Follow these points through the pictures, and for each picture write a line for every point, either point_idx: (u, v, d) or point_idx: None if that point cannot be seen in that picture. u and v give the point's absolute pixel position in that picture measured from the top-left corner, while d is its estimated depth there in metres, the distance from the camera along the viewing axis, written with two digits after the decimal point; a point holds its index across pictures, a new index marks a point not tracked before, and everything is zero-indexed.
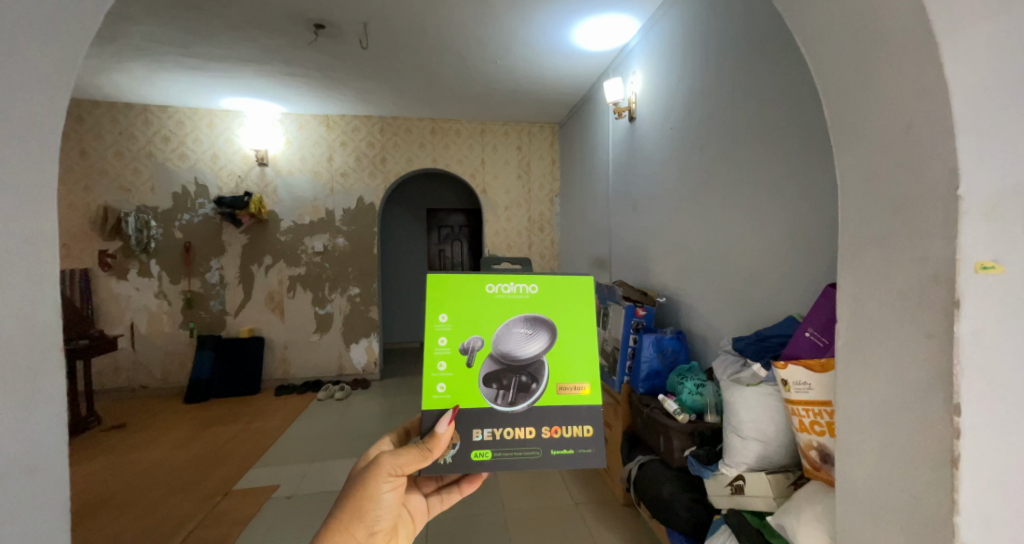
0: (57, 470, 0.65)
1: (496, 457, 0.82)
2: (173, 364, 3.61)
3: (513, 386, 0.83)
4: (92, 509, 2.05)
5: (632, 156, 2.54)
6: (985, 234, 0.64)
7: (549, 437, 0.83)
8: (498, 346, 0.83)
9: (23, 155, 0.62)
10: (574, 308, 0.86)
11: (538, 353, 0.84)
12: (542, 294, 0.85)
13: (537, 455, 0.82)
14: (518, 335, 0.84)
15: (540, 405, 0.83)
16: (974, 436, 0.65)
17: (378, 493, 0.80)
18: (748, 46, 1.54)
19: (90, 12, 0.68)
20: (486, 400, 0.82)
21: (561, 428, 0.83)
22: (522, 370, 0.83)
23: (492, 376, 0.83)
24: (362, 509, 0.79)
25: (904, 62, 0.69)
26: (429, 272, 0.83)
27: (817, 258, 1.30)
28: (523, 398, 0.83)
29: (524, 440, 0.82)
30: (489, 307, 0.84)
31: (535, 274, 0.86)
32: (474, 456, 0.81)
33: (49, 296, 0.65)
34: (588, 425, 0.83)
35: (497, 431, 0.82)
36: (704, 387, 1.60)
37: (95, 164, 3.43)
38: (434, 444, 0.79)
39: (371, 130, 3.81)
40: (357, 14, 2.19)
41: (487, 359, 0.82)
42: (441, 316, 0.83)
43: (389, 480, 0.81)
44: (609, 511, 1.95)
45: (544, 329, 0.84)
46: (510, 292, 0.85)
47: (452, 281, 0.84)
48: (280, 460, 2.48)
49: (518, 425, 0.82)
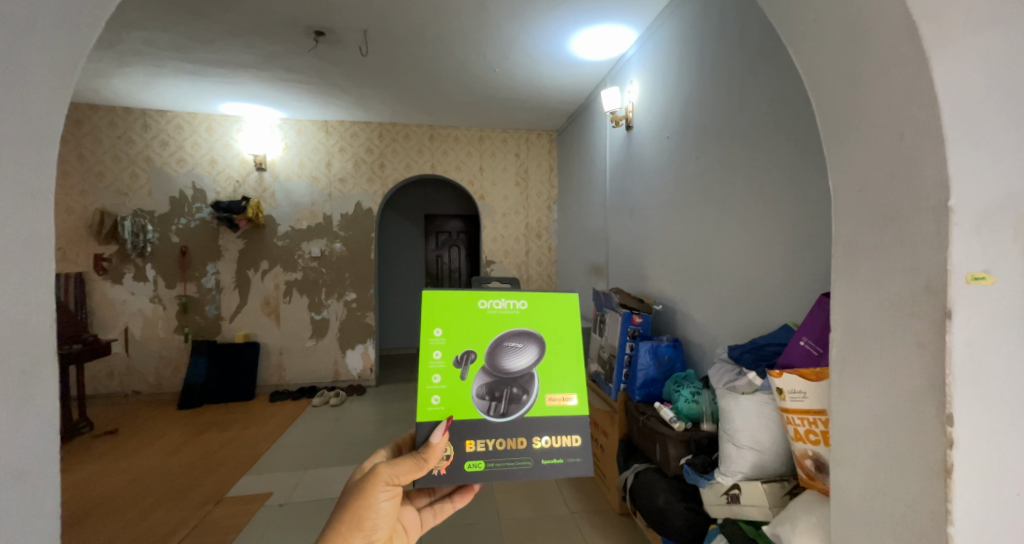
0: (48, 479, 0.64)
1: (489, 467, 0.81)
2: (166, 369, 3.58)
3: (505, 398, 0.83)
4: (83, 516, 2.02)
5: (629, 164, 2.55)
6: (974, 246, 0.65)
7: (539, 447, 0.82)
8: (491, 360, 0.83)
9: (21, 161, 0.62)
10: (564, 323, 0.86)
11: (529, 366, 0.84)
12: (532, 308, 0.86)
13: (529, 465, 0.82)
14: (509, 349, 0.83)
15: (530, 416, 0.83)
16: (966, 446, 0.65)
17: (376, 501, 0.80)
18: (744, 58, 1.56)
19: (91, 17, 0.68)
20: (479, 412, 0.82)
21: (551, 438, 0.83)
22: (514, 382, 0.83)
23: (484, 388, 0.82)
24: (359, 518, 0.79)
25: (894, 76, 0.70)
26: (424, 289, 0.84)
27: (812, 266, 1.30)
28: (515, 409, 0.83)
29: (515, 450, 0.82)
30: (480, 321, 0.84)
31: (526, 289, 0.86)
32: (467, 467, 0.81)
33: (44, 302, 0.64)
34: (577, 435, 0.83)
35: (490, 441, 0.82)
36: (699, 395, 1.61)
37: (93, 167, 3.42)
38: (429, 455, 0.78)
39: (370, 137, 3.83)
40: (357, 22, 2.21)
41: (480, 372, 0.82)
42: (435, 330, 0.82)
43: (387, 489, 0.81)
44: (605, 520, 1.94)
45: (535, 342, 0.85)
46: (501, 308, 0.85)
47: (446, 296, 0.84)
48: (273, 467, 2.45)
49: (509, 435, 0.82)
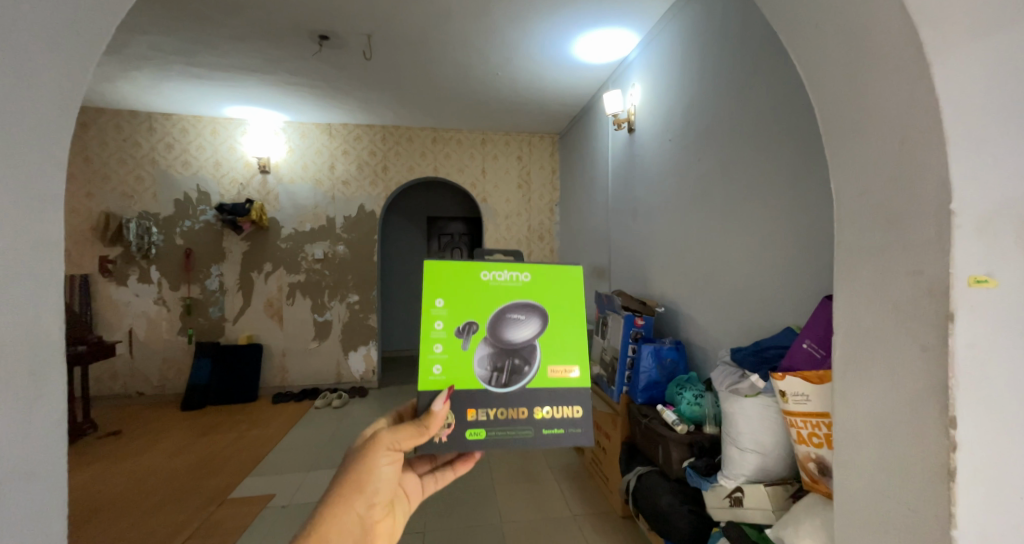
0: (57, 477, 0.64)
1: (489, 436, 0.83)
2: (171, 370, 3.60)
3: (507, 369, 0.84)
4: (88, 517, 2.03)
5: (631, 166, 2.56)
6: (976, 249, 0.65)
7: (540, 418, 0.84)
8: (493, 330, 0.83)
9: (33, 164, 0.62)
10: (567, 295, 0.87)
11: (531, 337, 0.85)
12: (535, 281, 0.86)
13: (530, 434, 0.83)
14: (511, 321, 0.84)
15: (532, 386, 0.84)
16: (969, 449, 0.65)
17: (377, 466, 0.80)
18: (745, 62, 1.57)
19: (102, 22, 0.69)
20: (480, 381, 0.83)
21: (552, 408, 0.84)
22: (516, 353, 0.84)
23: (486, 358, 0.83)
24: (360, 481, 0.79)
25: (894, 82, 0.71)
26: (424, 259, 0.84)
27: (814, 269, 1.31)
28: (516, 380, 0.84)
29: (516, 420, 0.83)
30: (482, 292, 0.84)
31: (528, 262, 0.87)
32: (468, 435, 0.82)
33: (53, 302, 0.64)
34: (578, 406, 0.84)
35: (491, 411, 0.83)
36: (702, 398, 1.60)
37: (99, 170, 3.46)
38: (430, 422, 0.79)
39: (373, 139, 3.84)
40: (361, 26, 2.22)
41: (482, 343, 0.83)
42: (436, 301, 0.83)
43: (388, 454, 0.81)
44: (608, 523, 1.94)
45: (537, 314, 0.85)
46: (504, 280, 0.85)
47: (447, 266, 0.84)
48: (277, 469, 2.46)
49: (511, 405, 0.83)
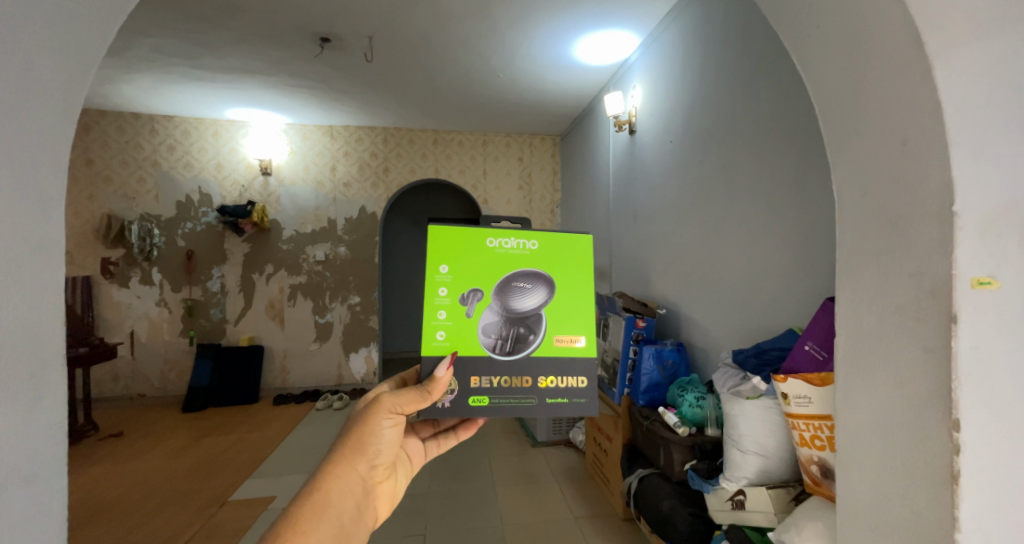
0: (57, 479, 0.64)
1: (493, 403, 0.84)
2: (172, 371, 3.60)
3: (512, 337, 0.85)
4: (90, 518, 2.04)
5: (631, 169, 2.56)
6: (981, 250, 0.65)
7: (544, 387, 0.85)
8: (499, 297, 0.85)
9: (33, 166, 0.62)
10: (575, 264, 0.88)
11: (537, 306, 0.86)
12: (543, 249, 0.87)
13: (533, 403, 0.84)
14: (518, 289, 0.85)
15: (538, 355, 0.85)
16: (973, 451, 0.65)
17: (379, 429, 0.80)
18: (745, 65, 1.57)
19: (102, 24, 0.69)
20: (485, 349, 0.84)
21: (557, 378, 0.86)
22: (522, 322, 0.86)
23: (492, 326, 0.85)
24: (362, 444, 0.79)
25: (895, 84, 0.71)
26: (430, 224, 0.85)
27: (815, 271, 1.31)
28: (521, 348, 0.85)
29: (520, 389, 0.84)
30: (489, 260, 0.86)
31: (535, 230, 0.88)
32: (472, 401, 0.83)
33: (53, 305, 0.64)
34: (583, 376, 0.86)
35: (495, 378, 0.84)
36: (704, 400, 1.59)
37: (101, 172, 3.47)
38: (433, 387, 0.80)
39: (374, 141, 3.84)
40: (362, 28, 2.23)
41: (487, 310, 0.84)
42: (441, 268, 0.84)
43: (390, 418, 0.81)
44: (609, 526, 1.93)
45: (543, 283, 0.86)
46: (510, 247, 0.87)
47: (453, 233, 0.85)
48: (277, 471, 2.46)
49: (515, 374, 0.85)
